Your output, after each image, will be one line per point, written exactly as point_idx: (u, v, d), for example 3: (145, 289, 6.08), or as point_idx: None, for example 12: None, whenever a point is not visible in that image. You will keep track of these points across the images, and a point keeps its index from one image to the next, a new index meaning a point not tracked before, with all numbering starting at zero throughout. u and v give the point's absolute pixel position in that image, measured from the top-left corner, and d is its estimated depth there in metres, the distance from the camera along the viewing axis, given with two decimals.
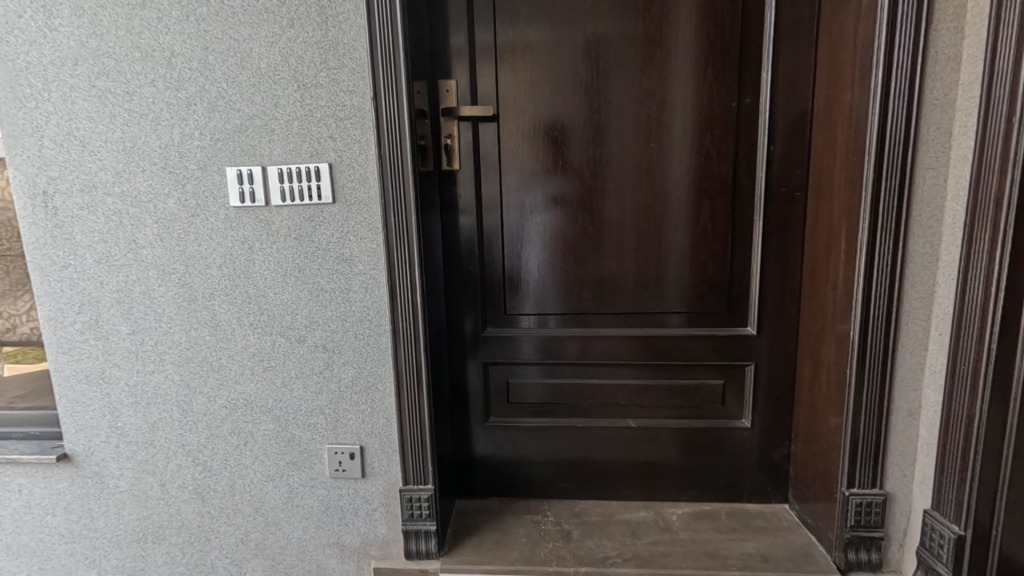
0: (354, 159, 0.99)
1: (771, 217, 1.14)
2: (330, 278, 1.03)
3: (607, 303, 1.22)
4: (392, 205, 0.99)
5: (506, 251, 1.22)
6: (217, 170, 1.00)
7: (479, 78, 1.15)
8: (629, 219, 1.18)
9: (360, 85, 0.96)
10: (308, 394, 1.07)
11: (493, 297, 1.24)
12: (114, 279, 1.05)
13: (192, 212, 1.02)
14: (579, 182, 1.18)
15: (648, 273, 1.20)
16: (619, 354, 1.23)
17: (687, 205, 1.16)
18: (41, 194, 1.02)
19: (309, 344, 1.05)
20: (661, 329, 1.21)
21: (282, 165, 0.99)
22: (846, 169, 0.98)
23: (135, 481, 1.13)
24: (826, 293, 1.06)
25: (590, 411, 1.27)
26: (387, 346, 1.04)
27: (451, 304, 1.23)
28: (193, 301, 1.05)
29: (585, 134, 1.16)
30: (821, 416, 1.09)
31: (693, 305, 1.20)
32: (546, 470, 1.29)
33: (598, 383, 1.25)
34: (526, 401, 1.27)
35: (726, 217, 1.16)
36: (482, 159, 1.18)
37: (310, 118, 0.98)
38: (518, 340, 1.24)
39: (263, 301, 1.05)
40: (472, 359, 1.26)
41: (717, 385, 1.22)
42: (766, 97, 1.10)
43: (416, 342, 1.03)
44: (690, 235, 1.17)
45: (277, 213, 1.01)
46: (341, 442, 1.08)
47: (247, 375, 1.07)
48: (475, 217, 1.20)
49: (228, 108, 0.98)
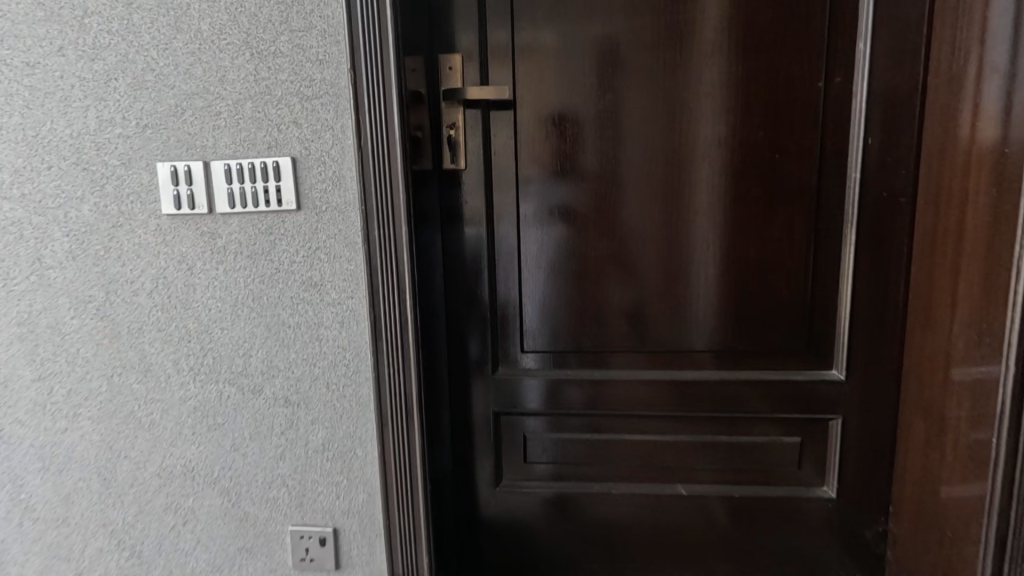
0: (325, 151, 0.74)
1: (867, 232, 0.87)
2: (294, 309, 0.78)
3: (649, 338, 0.95)
4: (376, 213, 0.74)
5: (520, 270, 0.95)
6: (145, 167, 0.76)
7: (490, 51, 0.90)
8: (676, 238, 0.91)
9: (333, 53, 0.72)
10: (266, 460, 0.82)
11: (505, 328, 0.98)
12: (13, 310, 0.81)
13: (113, 222, 0.77)
14: (615, 183, 0.91)
15: (699, 305, 0.93)
16: (665, 404, 0.96)
17: (756, 212, 0.89)
18: None
19: (266, 396, 0.80)
20: (720, 372, 0.95)
21: (230, 160, 0.75)
22: (988, 165, 0.72)
23: (44, 569, 0.87)
24: (951, 330, 0.79)
25: (628, 476, 0.99)
26: (369, 399, 0.79)
27: (453, 338, 0.98)
28: (117, 338, 0.80)
29: (618, 129, 0.90)
30: (941, 493, 0.82)
31: (762, 342, 0.93)
32: (571, 550, 1.01)
33: (638, 441, 0.98)
34: (545, 463, 1.00)
35: (808, 228, 0.89)
36: (492, 154, 0.93)
37: (266, 98, 0.74)
38: (536, 386, 0.98)
39: (206, 338, 0.80)
40: (479, 407, 1.00)
41: (793, 444, 0.94)
42: (864, 73, 0.84)
43: (407, 395, 0.78)
44: (760, 250, 0.90)
45: (223, 223, 0.77)
46: (308, 524, 0.83)
47: (185, 435, 0.82)
48: (483, 228, 0.94)
49: (159, 84, 0.74)
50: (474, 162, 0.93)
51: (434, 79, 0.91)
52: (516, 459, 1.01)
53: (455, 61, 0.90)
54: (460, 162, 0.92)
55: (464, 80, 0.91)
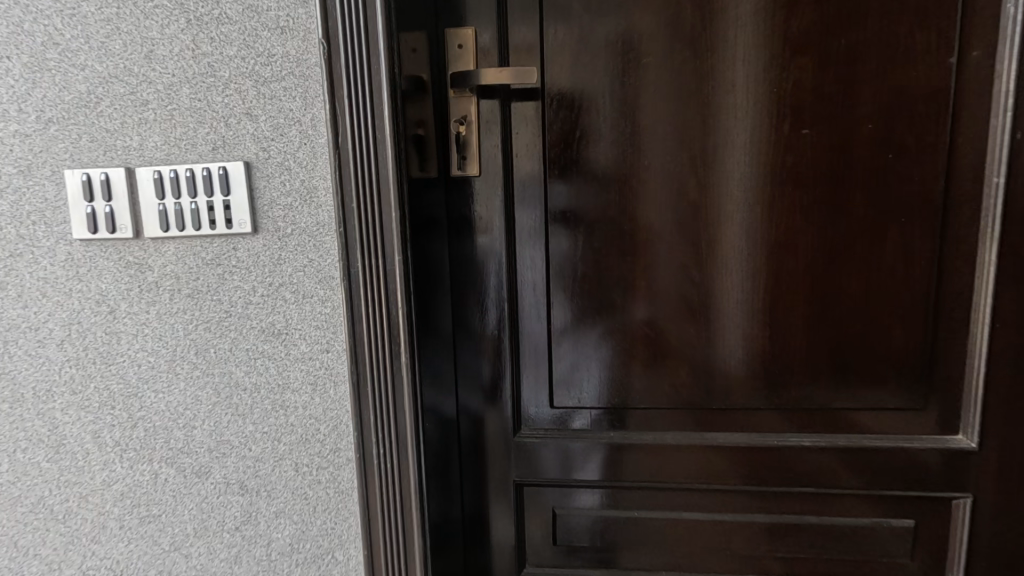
0: (289, 151, 0.54)
1: (1012, 255, 0.65)
2: (250, 368, 0.58)
3: (718, 392, 0.73)
4: (360, 238, 0.54)
5: (549, 304, 0.75)
6: (50, 176, 0.56)
7: (509, 23, 0.70)
8: (750, 265, 0.71)
9: (299, 17, 0.52)
10: (216, 565, 0.61)
11: (530, 377, 0.77)
12: None
13: (10, 251, 0.58)
14: (674, 193, 0.70)
15: (778, 353, 0.72)
16: (738, 476, 0.75)
17: (861, 231, 0.68)
18: None
19: (215, 481, 0.60)
20: (810, 437, 0.73)
21: (160, 166, 0.55)
22: None
23: None
24: None
25: (688, 565, 0.78)
26: (351, 487, 0.58)
27: (464, 388, 0.77)
28: (18, 403, 0.61)
29: (671, 127, 0.69)
30: None
31: (866, 399, 0.71)
32: None
33: (702, 521, 0.76)
34: (580, 547, 0.79)
35: (932, 251, 0.67)
36: (514, 157, 0.72)
37: (208, 80, 0.54)
38: (568, 450, 0.77)
39: (135, 404, 0.60)
40: (497, 477, 0.79)
41: (905, 528, 0.73)
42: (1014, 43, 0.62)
43: (405, 487, 0.57)
44: (866, 281, 0.69)
45: (155, 250, 0.57)
46: None
47: (110, 530, 0.62)
48: (502, 250, 0.74)
49: (64, 63, 0.55)
50: (488, 166, 0.72)
51: (439, 59, 0.71)
52: (544, 540, 0.80)
53: (466, 35, 0.70)
54: (473, 167, 0.72)
55: (477, 61, 0.71)
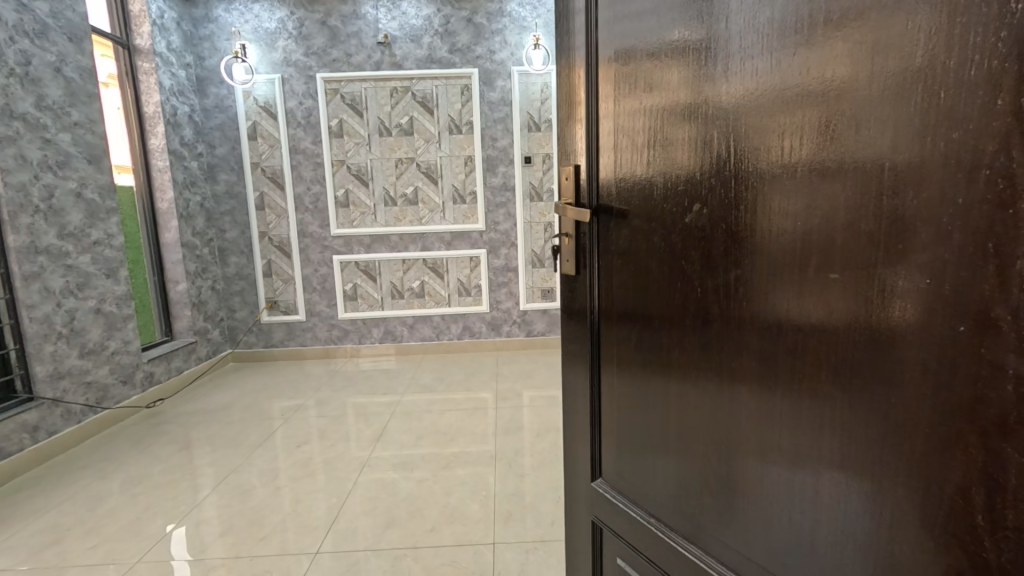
0: None
1: (799, 222, 0.65)
2: None
3: (813, 435, 0.67)
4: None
5: (704, 264, 0.80)
6: None
7: (579, 117, 1.06)
8: (767, 359, 0.72)
9: None
10: None
11: (670, 357, 0.90)
12: (249, 537, 1.87)
13: None
14: (754, 259, 0.72)
15: (795, 408, 0.69)
16: (756, 492, 0.77)
17: (843, 342, 0.62)
18: (204, 546, 1.83)
19: None
20: (804, 486, 0.69)
21: None
22: (780, 145, 0.67)
23: None
24: (775, 272, 0.69)
25: (736, 530, 0.82)
26: (570, 368, 1.20)
27: (637, 342, 0.97)
28: None
29: (634, 214, 0.93)
30: (861, 389, 0.60)
31: (830, 465, 0.65)
32: (675, 531, 0.95)
33: (749, 517, 0.79)
34: (653, 465, 0.97)
35: (808, 320, 0.66)
36: (617, 177, 0.98)
37: None
38: (700, 420, 0.85)
39: None
40: (645, 415, 0.98)
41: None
42: (772, 108, 0.67)
43: (610, 386, 1.07)
44: (861, 401, 0.60)
45: None
46: (579, 453, 1.20)
47: None
48: (669, 225, 0.86)
49: None
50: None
51: None
52: (606, 552, 1.16)
53: (565, 155, 1.13)
54: (623, 181, 0.96)
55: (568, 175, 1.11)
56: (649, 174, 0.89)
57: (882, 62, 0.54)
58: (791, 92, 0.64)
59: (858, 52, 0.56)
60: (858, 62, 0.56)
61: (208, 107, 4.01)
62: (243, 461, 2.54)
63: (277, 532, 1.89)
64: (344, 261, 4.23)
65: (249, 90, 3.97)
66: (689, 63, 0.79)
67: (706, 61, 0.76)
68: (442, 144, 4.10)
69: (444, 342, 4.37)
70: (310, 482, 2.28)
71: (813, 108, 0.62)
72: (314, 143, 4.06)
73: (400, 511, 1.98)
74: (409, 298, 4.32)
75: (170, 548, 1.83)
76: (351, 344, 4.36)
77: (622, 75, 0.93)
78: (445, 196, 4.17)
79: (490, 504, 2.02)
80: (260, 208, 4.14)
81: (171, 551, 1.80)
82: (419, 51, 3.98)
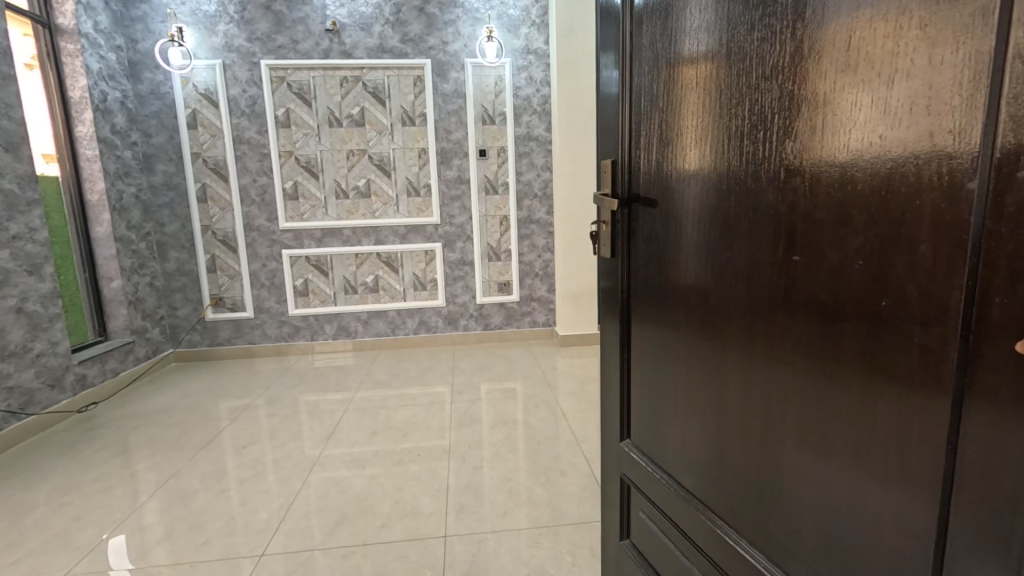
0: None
1: (773, 210, 0.72)
2: None
3: (781, 391, 0.73)
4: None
5: (703, 247, 0.88)
6: None
7: (615, 107, 1.14)
8: (748, 325, 0.79)
9: None
10: None
11: (677, 330, 0.97)
12: (193, 541, 1.80)
13: None
14: (742, 243, 0.79)
15: (768, 369, 0.76)
16: (742, 447, 0.82)
17: (805, 311, 0.68)
18: (144, 552, 1.76)
19: None
20: (775, 439, 0.75)
21: None
22: (761, 140, 0.73)
23: None
24: (757, 249, 0.76)
25: (727, 483, 0.87)
26: (604, 339, 1.28)
27: (653, 317, 1.05)
28: None
29: (651, 203, 1.02)
30: (817, 351, 0.67)
31: (796, 418, 0.71)
32: (681, 486, 1.00)
33: (737, 471, 0.84)
34: (667, 424, 1.03)
35: (778, 294, 0.72)
36: (642, 166, 1.05)
37: None
38: (702, 380, 0.91)
39: None
40: (660, 379, 1.05)
41: (895, 519, 0.58)
42: (754, 107, 0.74)
43: (632, 356, 1.14)
44: (815, 362, 0.67)
45: None
46: (610, 416, 1.27)
47: None
48: (678, 210, 0.94)
49: None
50: (1008, 501, 0.46)
51: None
52: (633, 508, 1.22)
53: (606, 144, 1.21)
54: (645, 169, 1.04)
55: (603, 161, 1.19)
56: (663, 164, 0.97)
57: (840, 68, 0.59)
58: (769, 95, 0.71)
59: (819, 59, 0.62)
60: (821, 69, 0.62)
61: (143, 93, 3.78)
62: (185, 464, 2.44)
63: (221, 535, 1.83)
64: (294, 255, 4.09)
65: (189, 76, 3.78)
66: (697, 63, 0.86)
67: (707, 64, 0.83)
68: (395, 136, 4.02)
69: (399, 337, 4.31)
70: (258, 483, 2.22)
71: (785, 110, 0.68)
72: (260, 133, 3.91)
73: (351, 509, 1.95)
74: (363, 293, 4.23)
75: (103, 557, 1.73)
76: (303, 340, 4.23)
77: (646, 74, 1.01)
78: (399, 188, 4.10)
79: (444, 497, 2.02)
80: (202, 200, 3.95)
81: (105, 560, 1.71)
82: (369, 40, 3.88)
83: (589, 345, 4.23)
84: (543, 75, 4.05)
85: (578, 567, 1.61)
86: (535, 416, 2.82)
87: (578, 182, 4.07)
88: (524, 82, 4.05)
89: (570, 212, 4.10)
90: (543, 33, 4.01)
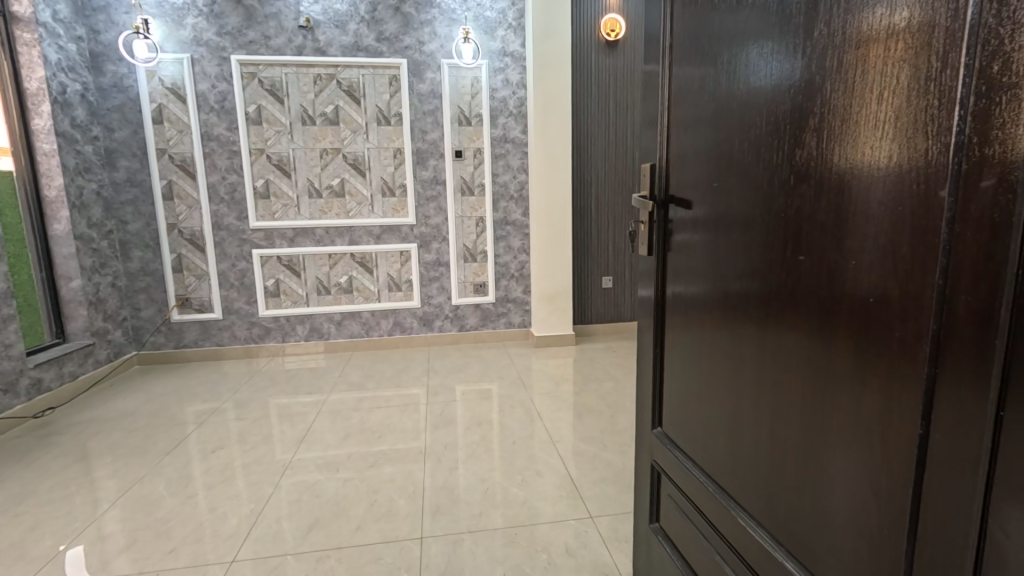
0: None
1: (785, 210, 0.75)
2: None
3: (787, 379, 0.76)
4: None
5: (725, 246, 0.90)
6: None
7: (654, 105, 1.16)
8: (760, 316, 0.82)
9: None
10: None
11: (703, 326, 1.00)
12: (157, 551, 1.74)
13: None
14: (759, 243, 0.81)
15: (778, 359, 0.78)
16: (756, 433, 0.85)
17: (810, 306, 0.70)
18: (104, 563, 1.69)
19: None
20: (782, 425, 0.78)
21: None
22: (779, 145, 0.75)
23: None
24: (770, 246, 0.79)
25: (743, 469, 0.89)
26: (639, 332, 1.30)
27: (682, 313, 1.08)
28: None
29: (682, 203, 1.04)
30: (818, 342, 0.69)
31: (800, 404, 0.74)
32: (703, 472, 1.02)
33: (752, 458, 0.86)
34: (692, 411, 1.06)
35: (787, 290, 0.75)
36: (674, 166, 1.08)
37: None
38: (720, 368, 0.94)
39: None
40: (687, 370, 1.07)
41: (879, 499, 0.60)
42: (773, 113, 0.76)
43: (664, 350, 1.17)
44: (817, 351, 0.69)
45: None
46: (644, 404, 1.29)
47: None
48: (704, 210, 0.96)
49: None
50: (967, 484, 0.49)
51: None
52: (664, 495, 1.24)
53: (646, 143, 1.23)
54: (676, 168, 1.07)
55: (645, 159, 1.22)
56: (693, 164, 1.00)
57: (850, 79, 0.62)
58: (787, 101, 0.73)
59: (833, 69, 0.64)
60: (835, 79, 0.64)
61: (105, 86, 3.65)
62: (149, 470, 2.36)
63: (187, 543, 1.78)
64: (265, 255, 4.00)
65: (155, 71, 3.66)
66: (723, 69, 0.88)
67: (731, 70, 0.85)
68: (370, 135, 3.97)
69: (373, 338, 4.26)
70: (226, 488, 2.16)
71: (801, 117, 0.70)
72: (229, 130, 3.81)
73: (324, 513, 1.92)
74: (337, 293, 4.17)
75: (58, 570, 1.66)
76: (274, 342, 4.14)
77: (680, 75, 1.03)
78: (374, 188, 4.06)
79: (419, 499, 2.01)
80: (168, 198, 3.82)
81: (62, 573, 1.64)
82: (344, 38, 3.83)
83: (565, 345, 4.26)
84: (520, 77, 4.07)
85: (554, 565, 1.62)
86: (511, 417, 2.82)
87: (554, 184, 4.10)
88: (501, 84, 4.07)
89: (546, 213, 4.13)
90: (520, 36, 4.04)
